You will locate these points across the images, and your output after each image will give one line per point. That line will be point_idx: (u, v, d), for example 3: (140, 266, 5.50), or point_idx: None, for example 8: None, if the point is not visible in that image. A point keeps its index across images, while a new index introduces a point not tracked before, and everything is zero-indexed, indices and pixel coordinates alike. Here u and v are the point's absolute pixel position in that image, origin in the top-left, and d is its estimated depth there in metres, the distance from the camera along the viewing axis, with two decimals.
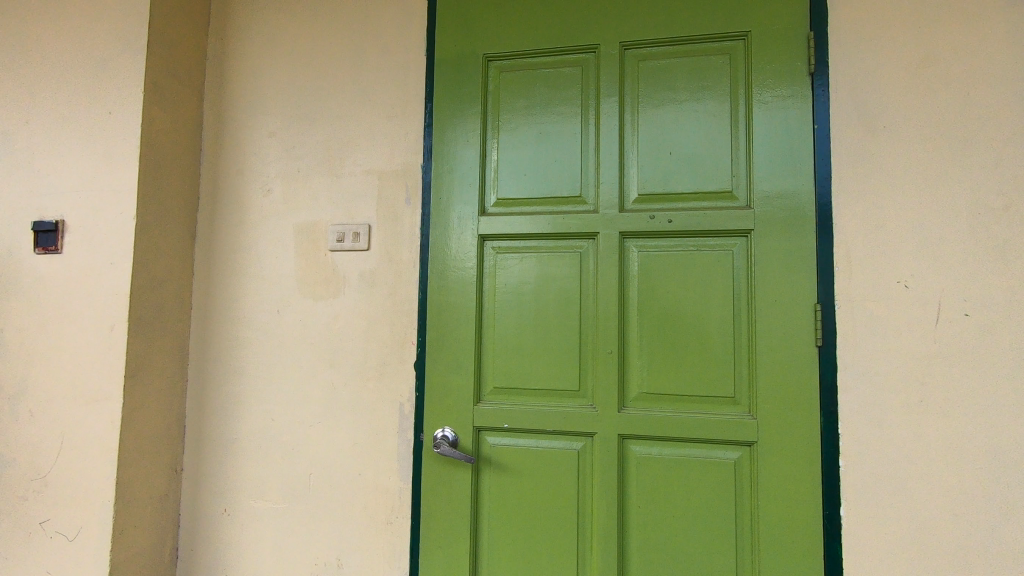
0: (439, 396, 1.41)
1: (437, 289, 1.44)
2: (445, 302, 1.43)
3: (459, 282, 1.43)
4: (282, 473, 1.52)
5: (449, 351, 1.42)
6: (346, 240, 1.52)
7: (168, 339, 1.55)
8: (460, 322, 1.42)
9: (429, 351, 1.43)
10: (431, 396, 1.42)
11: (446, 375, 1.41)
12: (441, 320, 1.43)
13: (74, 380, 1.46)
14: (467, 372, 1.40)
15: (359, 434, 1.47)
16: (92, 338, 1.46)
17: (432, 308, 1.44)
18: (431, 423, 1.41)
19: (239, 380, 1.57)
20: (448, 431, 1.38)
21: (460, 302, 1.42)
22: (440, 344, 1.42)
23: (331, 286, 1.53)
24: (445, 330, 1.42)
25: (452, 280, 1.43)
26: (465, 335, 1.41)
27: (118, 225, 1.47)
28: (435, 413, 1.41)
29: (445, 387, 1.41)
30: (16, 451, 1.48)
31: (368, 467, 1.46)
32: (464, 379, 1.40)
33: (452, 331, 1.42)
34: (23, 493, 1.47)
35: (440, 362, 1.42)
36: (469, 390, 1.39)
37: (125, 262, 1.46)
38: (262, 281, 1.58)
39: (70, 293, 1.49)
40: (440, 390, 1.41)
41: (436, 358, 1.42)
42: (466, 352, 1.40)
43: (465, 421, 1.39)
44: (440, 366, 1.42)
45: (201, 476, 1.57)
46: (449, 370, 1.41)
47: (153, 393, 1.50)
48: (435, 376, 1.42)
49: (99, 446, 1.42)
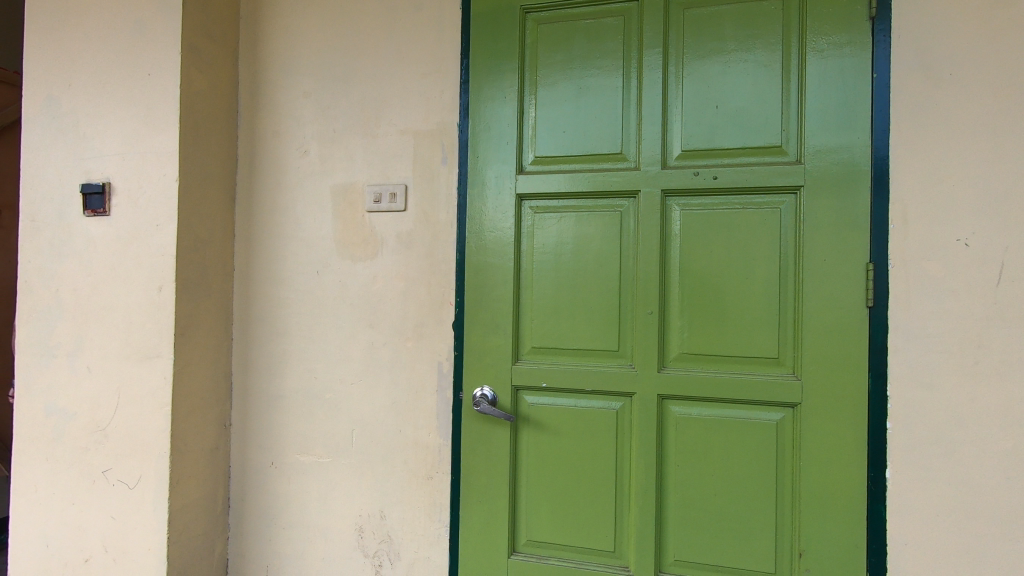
0: (478, 356, 1.42)
1: (474, 250, 1.44)
2: (483, 263, 1.43)
3: (496, 243, 1.42)
4: (326, 428, 1.57)
5: (486, 311, 1.42)
6: (383, 200, 1.52)
7: (213, 299, 1.59)
8: (497, 283, 1.41)
9: (467, 311, 1.44)
10: (469, 356, 1.43)
11: (485, 335, 1.42)
12: (478, 280, 1.43)
13: (127, 338, 1.52)
14: (504, 332, 1.40)
15: (400, 393, 1.51)
16: (143, 297, 1.50)
17: (469, 269, 1.44)
18: (469, 383, 1.43)
19: (282, 339, 1.61)
20: (487, 390, 1.40)
21: (497, 263, 1.42)
22: (478, 304, 1.42)
23: (369, 247, 1.54)
24: (481, 291, 1.42)
25: (490, 241, 1.42)
26: (503, 295, 1.41)
27: (162, 187, 1.50)
28: (473, 373, 1.42)
29: (483, 348, 1.42)
30: (76, 405, 1.56)
31: (409, 424, 1.50)
32: (503, 340, 1.40)
33: (491, 291, 1.42)
34: (85, 444, 1.54)
35: (478, 323, 1.42)
36: (507, 350, 1.40)
37: (170, 224, 1.49)
38: (301, 243, 1.60)
39: (119, 254, 1.53)
40: (479, 350, 1.42)
41: (473, 318, 1.43)
42: (504, 312, 1.40)
43: (503, 380, 1.40)
44: (478, 326, 1.42)
45: (249, 432, 1.63)
46: (487, 330, 1.42)
47: (201, 352, 1.55)
48: (473, 336, 1.43)
49: (153, 400, 1.48)
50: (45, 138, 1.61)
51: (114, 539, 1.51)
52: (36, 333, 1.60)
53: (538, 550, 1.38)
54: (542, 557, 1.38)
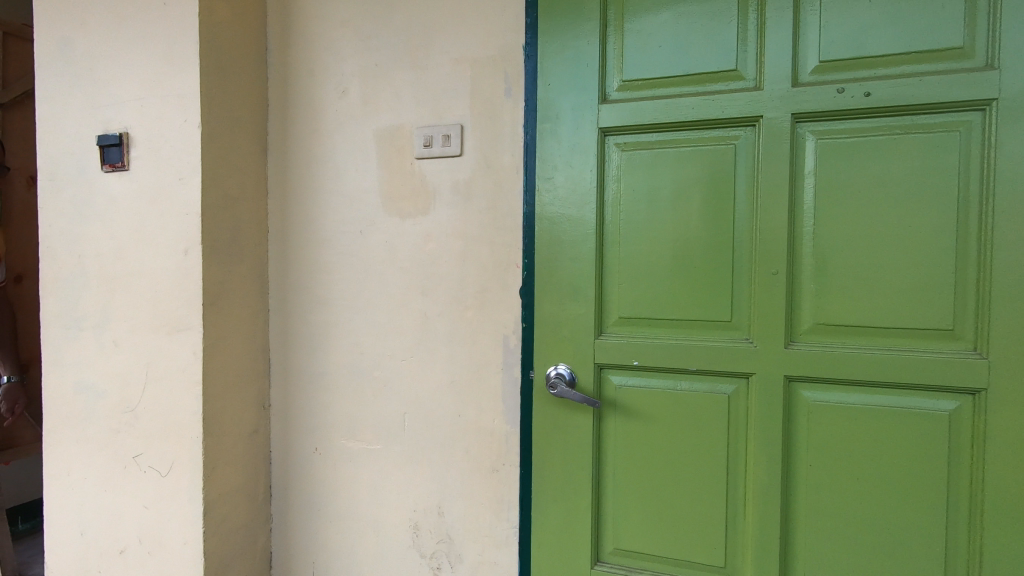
0: (551, 329, 1.18)
1: (545, 202, 1.18)
2: (557, 216, 1.17)
3: (571, 192, 1.16)
4: (375, 410, 1.37)
5: (561, 275, 1.17)
6: (435, 144, 1.29)
7: (247, 264, 1.40)
8: (574, 240, 1.16)
9: (537, 274, 1.19)
10: (540, 329, 1.19)
11: (560, 303, 1.17)
12: (550, 237, 1.18)
13: (154, 308, 1.34)
14: (584, 300, 1.15)
15: (459, 371, 1.29)
16: (168, 262, 1.32)
17: (538, 224, 1.19)
18: (541, 360, 1.19)
19: (324, 309, 1.42)
20: (562, 369, 1.16)
21: (573, 216, 1.16)
22: (551, 266, 1.18)
23: (419, 200, 1.32)
24: (554, 250, 1.17)
25: (564, 190, 1.17)
26: (582, 254, 1.15)
27: (184, 134, 1.30)
28: (545, 349, 1.19)
29: (558, 319, 1.17)
30: (104, 383, 1.40)
31: (470, 407, 1.28)
32: (582, 309, 1.16)
33: (566, 250, 1.17)
34: (115, 426, 1.39)
35: (550, 289, 1.18)
36: (587, 322, 1.15)
37: (194, 177, 1.29)
38: (343, 198, 1.39)
39: (141, 213, 1.35)
40: (552, 321, 1.18)
41: (544, 283, 1.18)
42: (584, 276, 1.15)
43: (583, 356, 1.16)
44: (552, 293, 1.18)
45: (291, 413, 1.46)
46: (563, 298, 1.17)
47: (235, 324, 1.37)
48: (544, 304, 1.18)
49: (183, 378, 1.31)
50: (60, 84, 1.44)
51: (150, 529, 1.36)
52: (62, 303, 1.45)
53: (627, 560, 1.16)
54: (633, 569, 1.15)
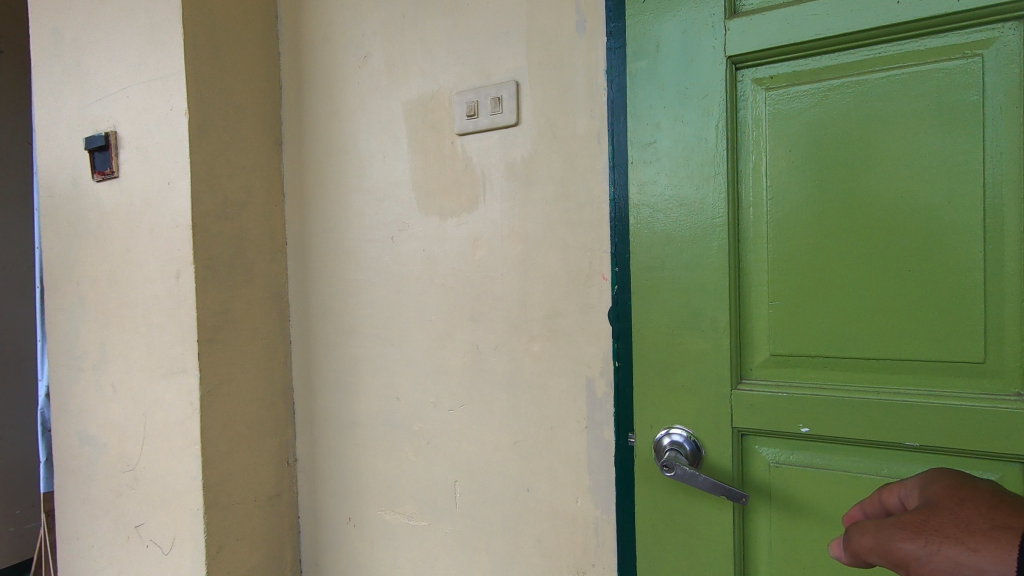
0: (658, 374, 0.77)
1: (642, 180, 0.78)
2: (663, 201, 0.76)
3: (685, 161, 0.75)
4: (417, 476, 1.04)
5: (671, 292, 0.76)
6: (481, 113, 0.93)
7: (257, 286, 1.12)
8: (691, 236, 0.74)
9: (634, 289, 0.79)
10: (640, 373, 0.78)
11: (673, 335, 0.76)
12: (652, 233, 0.77)
13: (148, 346, 1.09)
14: (712, 329, 0.73)
15: (524, 428, 0.92)
16: (160, 288, 1.06)
17: (633, 215, 0.78)
18: (644, 421, 0.78)
19: (354, 341, 1.10)
20: (679, 435, 0.75)
21: (690, 199, 0.74)
22: (655, 277, 0.77)
23: (463, 193, 0.96)
24: (660, 252, 0.76)
25: (673, 159, 0.75)
26: (707, 257, 0.73)
27: (170, 127, 1.03)
28: (650, 405, 0.78)
29: (670, 359, 0.76)
30: (105, 436, 1.17)
31: (542, 480, 0.91)
32: (710, 343, 0.74)
33: (680, 252, 0.75)
34: (116, 488, 1.15)
35: (654, 313, 0.77)
36: (718, 363, 0.73)
37: (182, 180, 1.02)
38: (371, 197, 1.07)
39: (132, 229, 1.10)
40: (661, 363, 0.77)
41: (646, 303, 0.77)
42: (710, 291, 0.73)
43: (715, 417, 0.74)
44: (658, 319, 0.77)
45: (320, 472, 1.16)
46: (677, 325, 0.75)
47: (243, 363, 1.09)
48: (647, 336, 0.78)
49: (181, 434, 1.04)
50: (51, 82, 1.22)
51: None
52: (64, 339, 1.24)
53: None
54: None
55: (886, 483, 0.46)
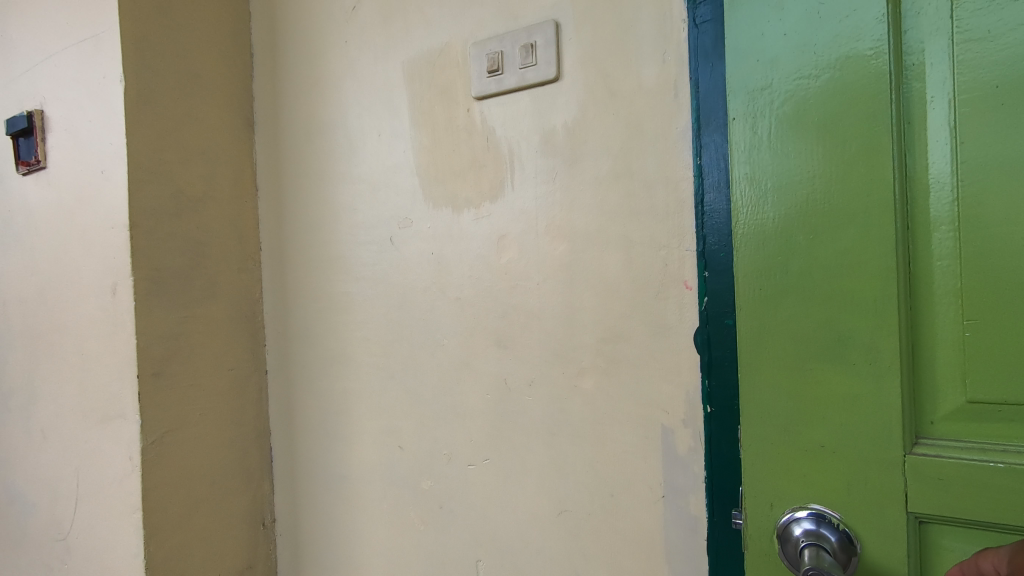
0: (780, 428, 0.52)
1: (749, 141, 0.53)
2: (784, 170, 0.51)
3: (818, 111, 0.50)
4: (427, 550, 0.79)
5: (800, 304, 0.51)
6: (508, 67, 0.69)
7: (222, 304, 0.88)
8: (832, 220, 0.49)
9: (739, 302, 0.54)
10: (750, 426, 0.54)
11: (804, 369, 0.51)
12: (768, 219, 0.52)
13: (81, 382, 0.85)
14: (870, 361, 0.48)
15: (573, 493, 0.67)
16: (95, 308, 0.82)
17: (735, 192, 0.54)
18: (758, 497, 0.54)
19: (345, 372, 0.86)
20: (808, 521, 0.51)
21: (828, 166, 0.50)
22: (775, 282, 0.52)
23: (484, 176, 0.72)
24: (781, 246, 0.52)
25: (799, 108, 0.51)
26: (860, 251, 0.48)
27: (104, 101, 0.80)
28: (768, 474, 0.53)
29: (799, 405, 0.51)
30: (34, 494, 0.93)
31: (600, 565, 0.66)
32: (866, 382, 0.49)
33: (813, 246, 0.50)
34: (48, 560, 0.91)
35: (774, 336, 0.52)
36: (879, 414, 0.48)
37: (119, 168, 0.78)
38: (364, 188, 0.83)
39: (62, 233, 0.86)
40: (785, 412, 0.52)
41: (760, 321, 0.53)
42: (866, 304, 0.48)
43: (875, 495, 0.49)
44: (779, 345, 0.52)
45: (304, 536, 0.92)
46: (812, 355, 0.51)
47: (203, 402, 0.85)
48: (763, 370, 0.53)
49: (121, 497, 0.80)
50: None
51: None
52: None
53: None
54: None
55: (984, 548, 0.40)
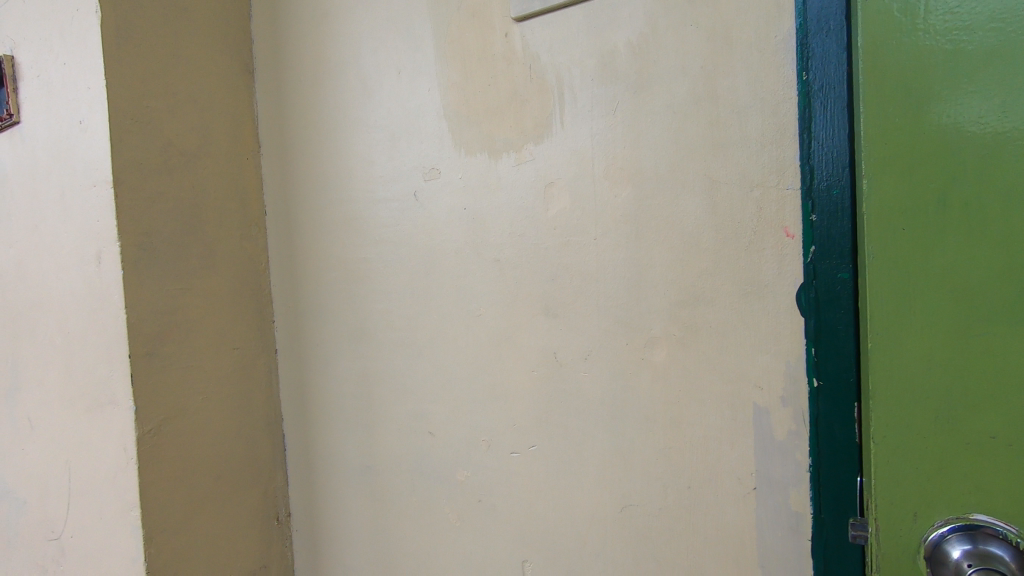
0: (926, 416, 0.39)
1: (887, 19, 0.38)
2: (944, 61, 0.36)
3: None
4: (465, 550, 0.69)
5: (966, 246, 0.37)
6: None
7: (223, 275, 0.78)
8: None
9: (869, 250, 0.40)
10: (879, 413, 0.40)
11: (968, 335, 0.37)
12: (917, 128, 0.37)
13: (68, 365, 0.75)
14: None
15: (641, 486, 0.57)
16: (78, 281, 0.72)
17: (864, 97, 0.39)
18: (892, 507, 0.40)
19: (364, 350, 0.76)
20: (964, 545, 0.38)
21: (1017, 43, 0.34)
22: (929, 219, 0.37)
23: (526, 113, 0.61)
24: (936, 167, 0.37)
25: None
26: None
27: (78, 39, 0.69)
28: (907, 477, 0.40)
29: (959, 385, 0.37)
30: (24, 491, 0.84)
31: (675, 570, 0.56)
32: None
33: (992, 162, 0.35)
34: (42, 563, 0.82)
35: (923, 291, 0.38)
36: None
37: (98, 117, 0.68)
38: (382, 137, 0.72)
39: (39, 197, 0.76)
40: (937, 394, 0.38)
41: (902, 270, 0.39)
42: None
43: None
44: (930, 302, 0.38)
45: (323, 533, 0.83)
46: (985, 316, 0.36)
47: (206, 386, 0.75)
48: (904, 339, 0.39)
49: (115, 494, 0.71)
50: None
51: None
52: None
53: None
54: None
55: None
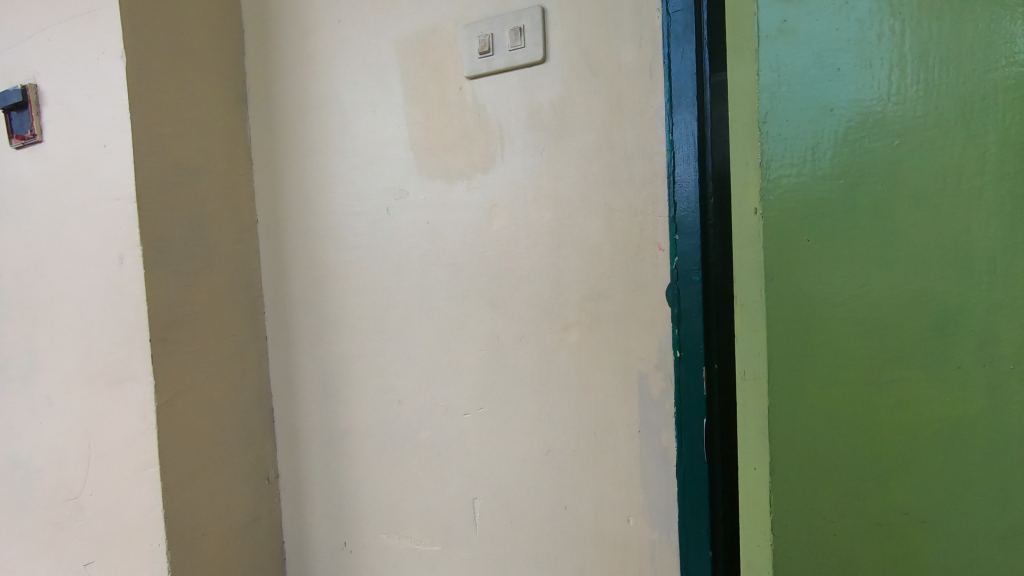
0: (820, 446, 0.48)
1: (798, 122, 0.47)
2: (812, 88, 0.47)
3: (898, 85, 0.44)
4: (427, 495, 0.87)
5: (856, 313, 0.46)
6: (498, 47, 0.75)
7: (222, 273, 0.92)
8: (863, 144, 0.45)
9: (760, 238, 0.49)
10: (781, 437, 0.50)
11: (843, 337, 0.47)
12: (821, 210, 0.47)
13: (88, 349, 0.88)
14: (918, 339, 0.45)
15: (560, 435, 0.76)
16: (100, 278, 0.86)
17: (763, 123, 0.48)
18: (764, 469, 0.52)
19: (343, 335, 0.92)
20: None
21: (888, 114, 0.44)
22: (799, 217, 0.48)
23: (476, 148, 0.78)
24: (827, 239, 0.47)
25: (868, 79, 0.45)
26: (909, 206, 0.44)
27: (103, 75, 0.82)
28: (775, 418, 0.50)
29: (845, 423, 0.47)
30: (40, 460, 0.96)
31: (584, 496, 0.75)
32: (932, 390, 0.45)
33: (882, 246, 0.45)
34: (58, 521, 0.95)
35: (801, 279, 0.48)
36: (923, 403, 0.45)
37: (122, 142, 0.81)
38: (359, 160, 0.88)
39: (61, 206, 0.89)
40: (805, 391, 0.48)
41: (785, 261, 0.48)
42: (940, 305, 0.44)
43: (889, 460, 0.46)
44: (827, 351, 0.47)
45: (307, 489, 0.98)
46: (846, 333, 0.47)
47: (210, 366, 0.90)
48: (809, 381, 0.48)
49: (135, 456, 0.85)
50: None
51: None
52: None
53: None
54: None
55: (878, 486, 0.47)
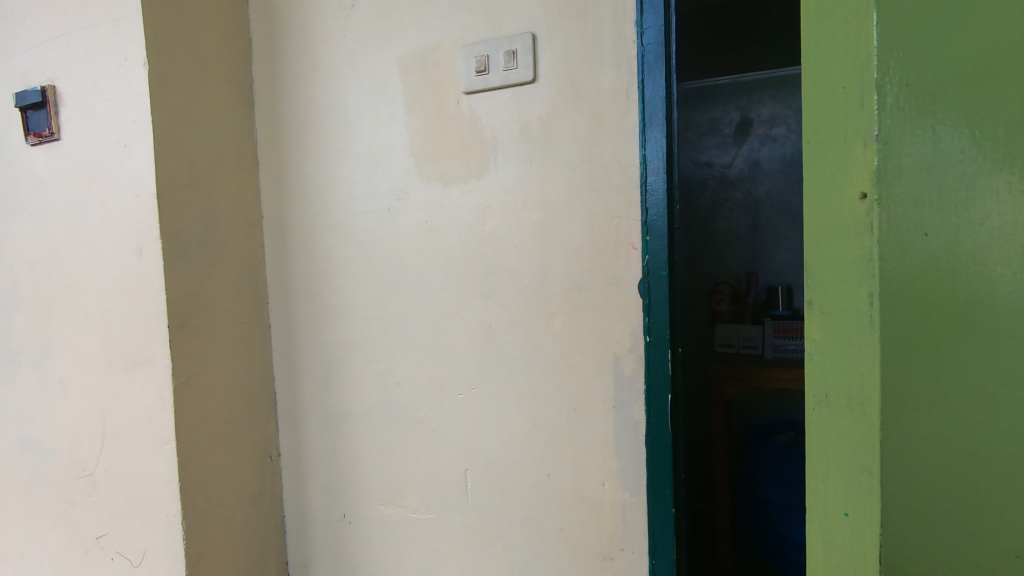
0: (912, 487, 0.37)
1: (928, 61, 0.35)
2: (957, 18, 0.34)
3: None
4: (423, 468, 0.96)
5: (982, 315, 0.35)
6: (493, 67, 0.84)
7: (231, 266, 1.00)
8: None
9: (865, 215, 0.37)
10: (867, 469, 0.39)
11: (966, 349, 0.36)
12: (942, 173, 0.35)
13: (105, 335, 0.95)
14: None
15: (544, 411, 0.86)
16: (119, 268, 0.92)
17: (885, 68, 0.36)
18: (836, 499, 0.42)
19: (344, 323, 1.00)
20: None
21: None
22: (916, 191, 0.36)
23: (471, 156, 0.88)
24: (945, 227, 0.35)
25: None
26: None
27: (125, 80, 0.88)
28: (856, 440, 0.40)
29: (955, 458, 0.36)
30: (53, 440, 1.02)
31: (565, 464, 0.85)
32: None
33: (1015, 217, 0.34)
34: (70, 497, 1.01)
35: (909, 274, 0.36)
36: None
37: (142, 143, 0.88)
38: (362, 164, 0.97)
39: (80, 200, 0.95)
40: (905, 419, 0.37)
41: (895, 249, 0.36)
42: None
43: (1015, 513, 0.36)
44: (935, 366, 0.36)
45: (308, 466, 1.06)
46: (971, 343, 0.36)
47: (221, 351, 0.97)
48: (900, 393, 0.37)
49: (151, 433, 0.92)
50: None
51: None
52: None
53: None
54: None
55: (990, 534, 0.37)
